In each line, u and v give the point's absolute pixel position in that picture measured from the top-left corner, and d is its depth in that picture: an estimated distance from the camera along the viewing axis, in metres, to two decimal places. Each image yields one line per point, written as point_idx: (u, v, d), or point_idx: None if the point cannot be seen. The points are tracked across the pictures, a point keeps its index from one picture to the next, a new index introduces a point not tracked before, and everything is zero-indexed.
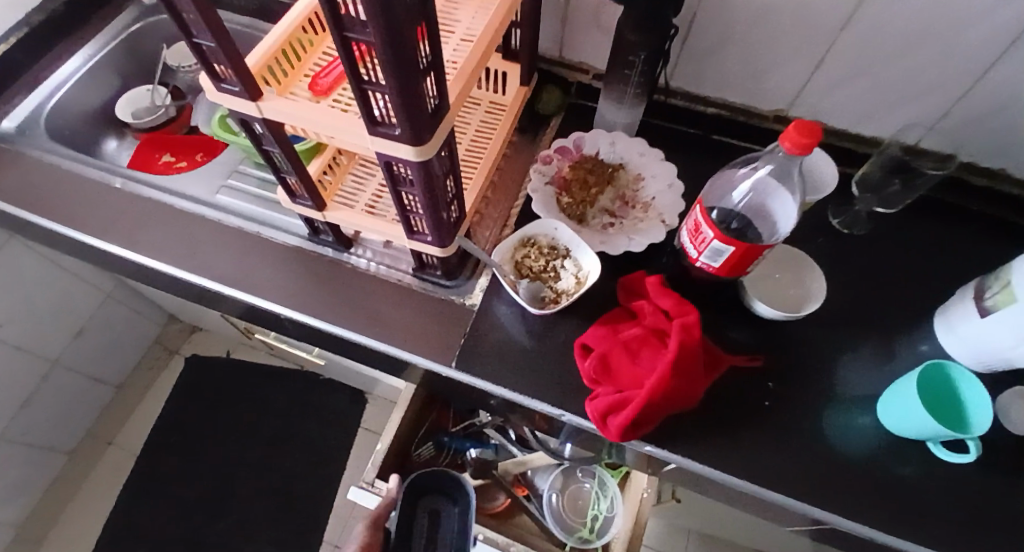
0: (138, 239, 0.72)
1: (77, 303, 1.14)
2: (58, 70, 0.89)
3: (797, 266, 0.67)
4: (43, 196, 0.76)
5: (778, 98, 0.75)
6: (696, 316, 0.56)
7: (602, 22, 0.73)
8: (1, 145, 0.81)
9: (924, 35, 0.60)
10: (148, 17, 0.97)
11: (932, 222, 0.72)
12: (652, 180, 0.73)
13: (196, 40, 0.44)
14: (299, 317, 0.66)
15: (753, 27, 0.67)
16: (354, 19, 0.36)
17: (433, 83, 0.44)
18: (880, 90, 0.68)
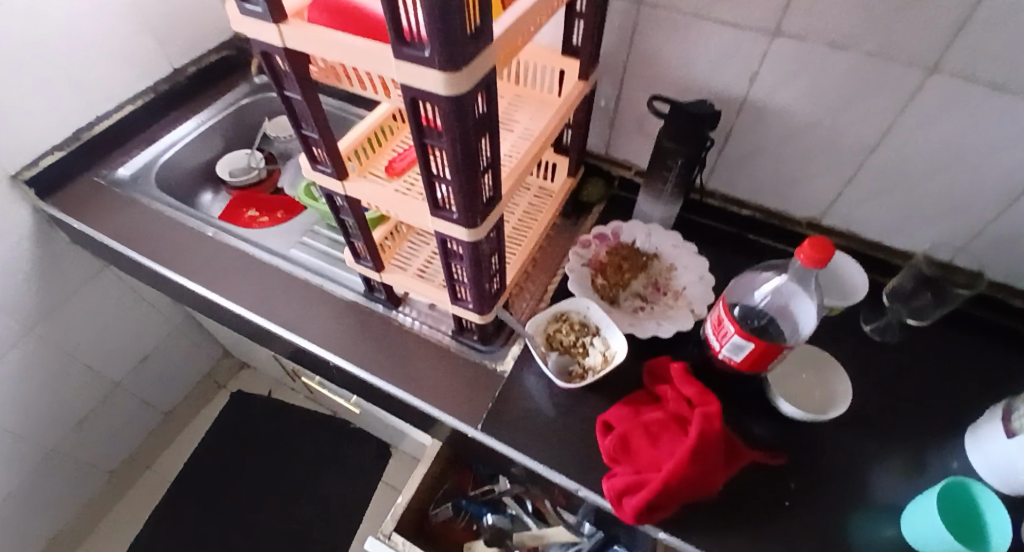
0: (218, 281, 0.82)
1: (150, 330, 1.25)
2: (176, 131, 1.05)
3: (824, 367, 0.68)
4: (147, 236, 0.88)
5: (811, 206, 0.79)
6: (717, 407, 0.59)
7: (646, 126, 0.82)
8: (118, 190, 0.94)
9: (950, 160, 0.65)
10: (256, 94, 1.14)
11: (967, 338, 0.73)
12: (684, 270, 0.78)
13: (303, 131, 0.54)
14: (345, 365, 0.72)
15: (786, 140, 0.73)
16: (432, 129, 0.44)
17: (490, 179, 0.52)
18: (909, 206, 0.72)
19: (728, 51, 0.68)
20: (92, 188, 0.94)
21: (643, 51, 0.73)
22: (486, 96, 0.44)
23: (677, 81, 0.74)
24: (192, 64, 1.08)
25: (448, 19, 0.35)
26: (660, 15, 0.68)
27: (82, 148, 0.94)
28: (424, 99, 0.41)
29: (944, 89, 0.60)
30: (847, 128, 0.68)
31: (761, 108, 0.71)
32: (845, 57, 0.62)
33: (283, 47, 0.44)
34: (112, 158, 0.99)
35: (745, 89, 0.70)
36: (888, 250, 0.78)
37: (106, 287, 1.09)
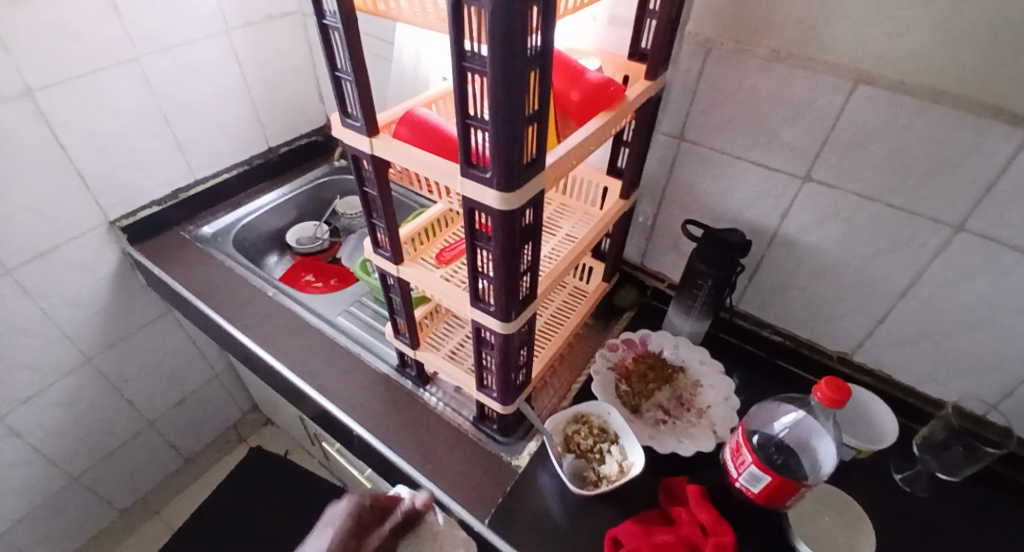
0: (268, 339, 0.89)
1: (192, 374, 1.31)
2: (258, 199, 1.18)
3: (848, 513, 0.65)
4: (214, 288, 0.97)
5: (840, 341, 0.80)
6: (730, 539, 0.58)
7: (681, 246, 0.87)
8: (199, 245, 1.06)
9: (979, 316, 0.66)
10: (334, 175, 1.28)
11: (1007, 504, 0.69)
12: (709, 388, 0.78)
13: (373, 219, 0.62)
14: (366, 436, 0.75)
15: (816, 276, 0.76)
16: (484, 234, 0.51)
17: (529, 279, 0.57)
18: (940, 356, 0.72)
19: (761, 189, 0.73)
20: (177, 241, 1.06)
21: (682, 181, 0.80)
22: (534, 212, 0.50)
23: (712, 210, 0.80)
24: (285, 144, 1.23)
25: (509, 152, 0.42)
26: (700, 151, 0.76)
27: (177, 205, 1.07)
28: (480, 210, 0.48)
29: (970, 248, 0.62)
30: (876, 272, 0.71)
31: (791, 242, 0.76)
32: (873, 208, 0.66)
33: (371, 153, 0.53)
34: (200, 216, 1.12)
35: (775, 225, 0.75)
36: (924, 397, 0.76)
37: (165, 328, 1.18)
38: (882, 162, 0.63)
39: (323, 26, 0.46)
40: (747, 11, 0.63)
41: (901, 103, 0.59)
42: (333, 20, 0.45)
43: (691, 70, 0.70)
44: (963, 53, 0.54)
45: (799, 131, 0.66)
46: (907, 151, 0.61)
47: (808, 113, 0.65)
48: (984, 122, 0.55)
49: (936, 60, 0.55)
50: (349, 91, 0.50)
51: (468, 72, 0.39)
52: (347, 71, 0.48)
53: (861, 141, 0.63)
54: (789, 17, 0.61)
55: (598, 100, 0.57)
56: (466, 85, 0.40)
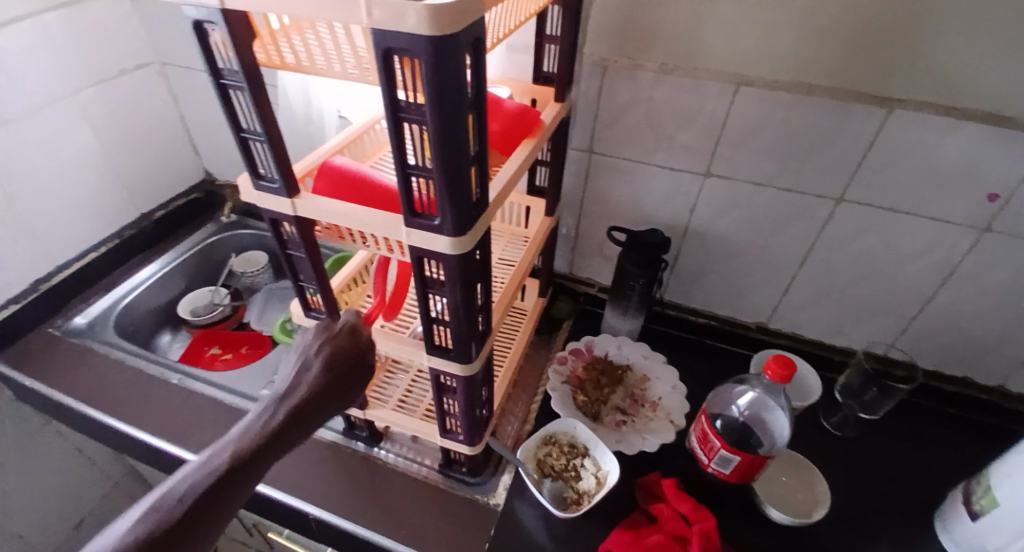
0: (189, 434, 0.78)
1: (86, 494, 1.10)
2: (136, 275, 1.03)
3: (801, 470, 0.72)
4: (106, 388, 0.83)
5: (758, 313, 0.88)
6: (713, 522, 0.61)
7: (605, 251, 0.90)
8: (72, 340, 0.90)
9: (866, 271, 0.76)
10: (223, 232, 1.16)
11: (914, 426, 0.80)
12: (657, 380, 0.82)
13: (301, 282, 0.57)
14: (328, 516, 0.68)
15: (730, 260, 0.83)
16: (436, 281, 0.48)
17: (484, 316, 0.56)
18: (841, 310, 0.82)
19: (671, 188, 0.78)
20: (45, 340, 0.90)
21: (597, 191, 0.83)
22: (483, 250, 0.49)
23: (629, 214, 0.84)
24: (160, 208, 1.10)
25: (457, 198, 0.40)
26: (609, 161, 0.79)
27: (39, 299, 0.91)
28: (430, 257, 0.46)
29: (851, 214, 0.71)
30: (779, 247, 0.78)
31: (705, 233, 0.82)
32: (767, 192, 0.74)
33: (294, 215, 0.48)
34: (69, 307, 0.95)
35: (687, 219, 0.81)
36: (834, 348, 0.86)
37: (50, 445, 0.99)
38: (769, 152, 0.70)
39: (222, 86, 0.41)
40: (634, 29, 0.67)
41: (778, 100, 0.66)
42: (234, 78, 0.40)
43: (591, 87, 0.73)
44: (820, 53, 0.62)
45: (696, 133, 0.72)
46: (789, 139, 0.68)
47: (700, 117, 0.70)
48: (846, 107, 0.63)
49: (799, 60, 0.63)
50: (261, 152, 0.45)
51: (404, 122, 0.37)
52: (257, 131, 0.43)
53: (749, 134, 0.70)
54: (669, 32, 0.66)
55: (517, 129, 0.57)
56: (402, 135, 0.38)
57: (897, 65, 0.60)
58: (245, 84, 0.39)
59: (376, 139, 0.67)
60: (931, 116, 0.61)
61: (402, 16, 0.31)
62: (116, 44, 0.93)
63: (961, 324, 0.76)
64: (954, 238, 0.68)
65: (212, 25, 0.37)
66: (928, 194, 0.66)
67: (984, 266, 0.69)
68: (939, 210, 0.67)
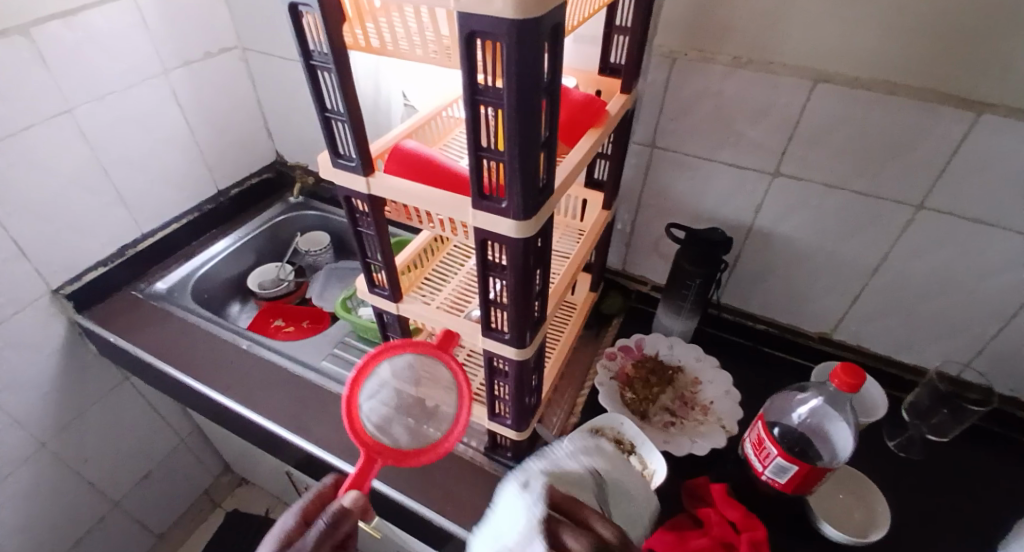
0: (253, 397, 0.83)
1: (157, 446, 1.20)
2: (211, 248, 1.11)
3: (860, 489, 0.69)
4: (181, 349, 0.90)
5: (820, 323, 0.84)
6: (764, 532, 0.59)
7: (661, 249, 0.89)
8: (152, 303, 0.98)
9: (944, 285, 0.71)
10: (290, 212, 1.22)
11: (989, 456, 0.75)
12: (709, 384, 0.80)
13: (368, 258, 0.59)
14: (377, 485, 0.71)
15: (793, 266, 0.80)
16: (498, 264, 0.50)
17: (540, 302, 0.57)
18: (912, 325, 0.77)
19: (734, 187, 0.76)
20: (129, 302, 0.98)
21: (657, 187, 0.82)
22: (544, 236, 0.50)
23: (689, 212, 0.82)
24: (235, 185, 1.17)
25: (525, 182, 0.41)
26: (672, 156, 0.78)
27: (126, 263, 0.99)
28: (494, 240, 0.47)
29: (932, 223, 0.67)
30: (848, 254, 0.75)
31: (767, 235, 0.79)
32: (840, 196, 0.71)
33: (367, 192, 0.50)
34: (150, 272, 1.03)
35: (750, 219, 0.79)
36: (902, 365, 0.82)
37: (129, 398, 1.08)
38: (844, 153, 0.67)
39: (310, 67, 0.43)
40: (706, 21, 0.66)
41: (858, 98, 0.63)
42: (323, 60, 0.42)
43: (658, 80, 0.73)
44: (906, 49, 0.58)
45: (766, 130, 0.70)
46: (867, 140, 0.65)
47: (770, 114, 0.68)
48: (934, 107, 0.60)
49: (884, 56, 0.60)
50: (341, 132, 0.47)
51: (480, 105, 0.38)
52: (340, 111, 0.45)
53: (823, 134, 0.67)
54: (743, 24, 0.64)
55: (584, 118, 0.57)
56: (479, 118, 0.39)
57: (995, 64, 0.56)
58: (332, 65, 0.42)
59: (443, 124, 0.68)
60: None
61: None
62: (204, 28, 0.99)
63: None
64: None
65: (306, 9, 0.39)
66: (1022, 204, 0.62)
67: None
68: None
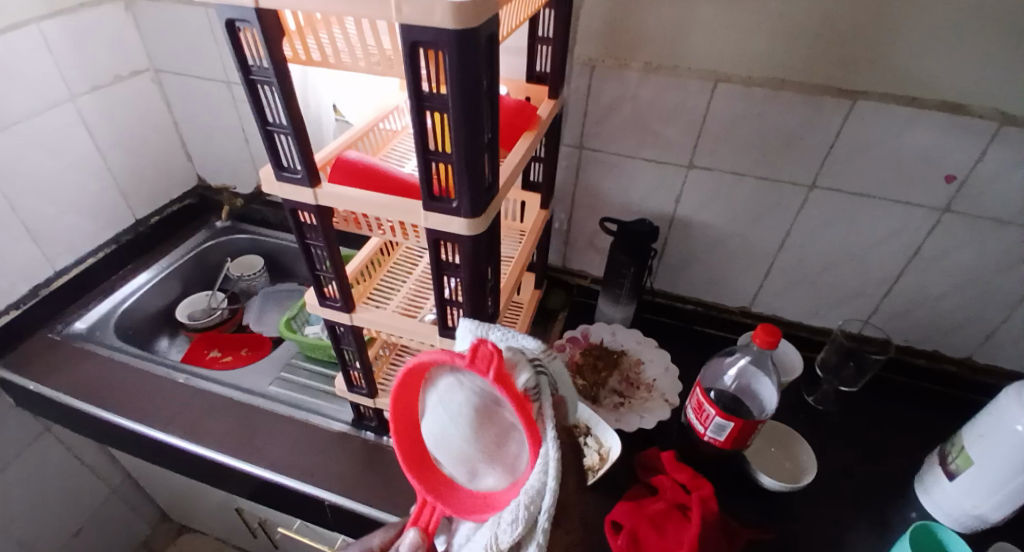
0: (198, 429, 0.79)
1: (85, 500, 1.10)
2: (132, 280, 1.04)
3: (788, 441, 0.77)
4: (111, 388, 0.84)
5: (742, 299, 0.93)
6: (710, 489, 0.64)
7: (596, 244, 0.95)
8: (71, 344, 0.91)
9: (840, 255, 0.82)
10: (218, 238, 1.17)
11: (890, 400, 0.86)
12: (650, 363, 0.86)
13: (317, 271, 0.59)
14: (342, 501, 0.70)
15: (714, 249, 0.88)
16: (451, 263, 0.52)
17: (493, 298, 0.59)
18: (818, 293, 0.87)
19: (658, 181, 0.83)
20: (44, 344, 0.90)
21: (588, 185, 0.88)
22: (493, 233, 0.53)
23: (618, 207, 0.89)
24: (155, 213, 1.11)
25: (473, 181, 0.44)
26: (599, 156, 0.84)
27: (40, 303, 0.91)
28: (446, 240, 0.49)
29: (825, 201, 0.77)
30: (760, 234, 0.84)
31: (689, 223, 0.87)
32: (748, 182, 0.79)
33: (315, 203, 0.51)
34: (67, 312, 0.96)
35: (673, 210, 0.86)
36: (812, 328, 0.92)
37: (50, 451, 0.99)
38: (748, 144, 0.75)
39: (250, 82, 0.44)
40: (620, 32, 0.72)
41: (755, 95, 0.71)
42: (263, 74, 0.43)
43: (580, 86, 0.78)
44: (791, 51, 0.67)
45: (680, 127, 0.77)
46: (766, 131, 0.74)
47: (684, 112, 0.75)
48: (817, 100, 0.69)
49: (773, 57, 0.68)
50: (285, 144, 0.48)
51: (427, 110, 0.41)
52: (283, 124, 0.46)
53: (729, 128, 0.75)
54: (653, 34, 0.71)
55: (517, 122, 0.61)
56: (425, 123, 0.42)
57: (860, 62, 0.66)
58: (274, 79, 0.42)
59: (380, 136, 0.70)
60: (893, 108, 0.67)
61: (431, 11, 0.35)
62: (112, 51, 0.94)
63: (927, 303, 0.82)
64: (918, 220, 0.74)
65: (245, 24, 0.40)
66: (893, 180, 0.72)
67: (946, 245, 0.75)
68: (903, 194, 0.73)
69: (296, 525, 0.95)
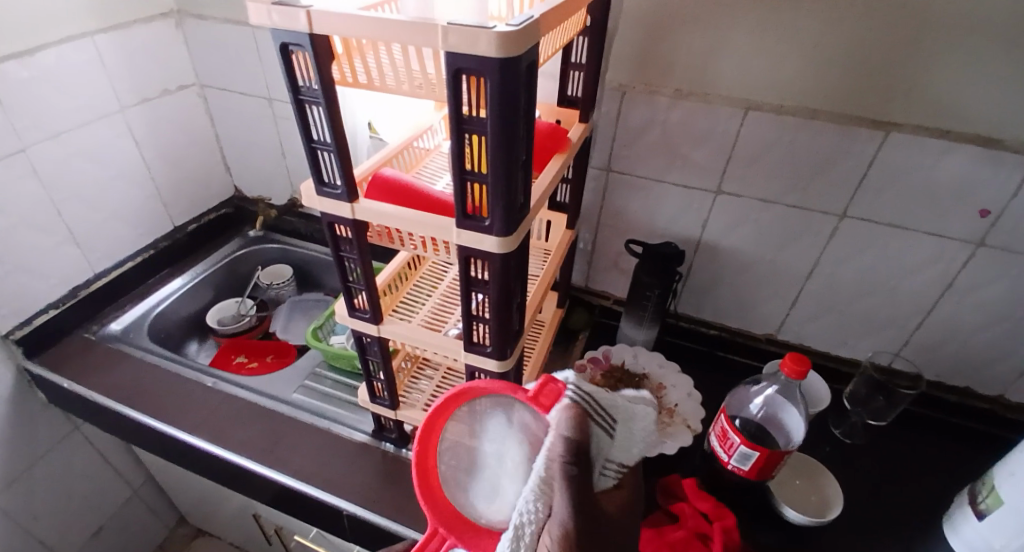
0: (223, 433, 0.81)
1: (107, 499, 1.12)
2: (167, 286, 1.08)
3: (814, 474, 0.75)
4: (142, 390, 0.87)
5: (767, 326, 0.92)
6: (733, 520, 0.63)
7: (621, 265, 0.95)
8: (106, 344, 0.94)
9: (870, 285, 0.80)
10: (250, 246, 1.20)
11: (920, 436, 0.83)
12: (673, 388, 0.85)
13: (349, 283, 0.61)
14: (359, 511, 0.70)
15: (740, 275, 0.88)
16: (480, 280, 0.53)
17: (519, 316, 0.60)
18: (846, 324, 0.86)
19: (685, 205, 0.84)
20: (80, 344, 0.93)
21: (614, 208, 0.89)
22: (523, 252, 0.54)
23: (644, 230, 0.89)
24: (192, 221, 1.15)
25: (506, 201, 0.45)
26: (626, 179, 0.85)
27: (79, 304, 0.95)
28: (477, 257, 0.50)
29: (855, 230, 0.76)
30: (787, 262, 0.83)
31: (715, 248, 0.87)
32: (776, 209, 0.79)
33: (352, 218, 0.53)
34: (103, 313, 0.99)
35: (699, 234, 0.86)
36: (840, 359, 0.90)
37: (78, 448, 1.02)
38: (777, 172, 0.76)
39: (299, 102, 0.46)
40: (651, 59, 0.74)
41: (785, 123, 0.71)
42: (312, 95, 0.45)
43: (611, 110, 0.79)
44: (822, 82, 0.68)
45: (709, 152, 0.77)
46: (796, 159, 0.74)
47: (713, 138, 0.76)
48: (849, 130, 0.69)
49: (804, 87, 0.69)
50: (327, 161, 0.50)
51: (466, 132, 0.42)
52: (327, 141, 0.48)
53: (758, 156, 0.75)
54: (683, 61, 0.72)
55: (549, 144, 0.62)
56: (463, 144, 0.43)
57: (893, 93, 0.66)
58: (322, 100, 0.45)
59: (414, 153, 0.72)
60: (927, 139, 0.66)
61: (475, 40, 0.36)
62: (162, 66, 0.99)
63: (961, 337, 0.80)
64: (952, 253, 0.73)
65: (298, 48, 0.43)
66: (927, 211, 0.71)
67: (981, 279, 0.74)
68: (936, 225, 0.72)
69: (312, 534, 0.96)
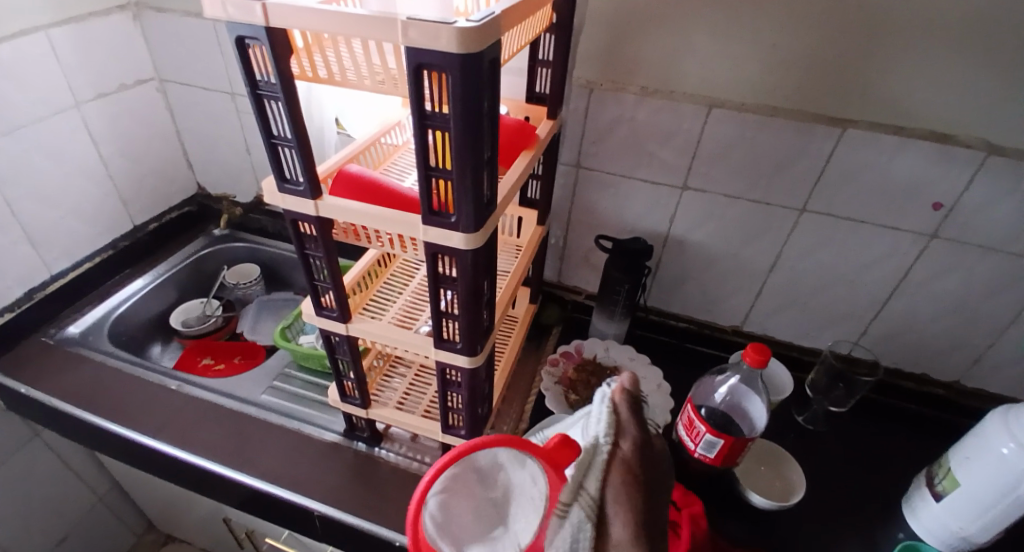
0: (189, 437, 0.78)
1: (70, 506, 1.09)
2: (128, 286, 1.04)
3: (776, 460, 0.77)
4: (104, 394, 0.84)
5: (733, 318, 0.94)
6: (700, 507, 0.65)
7: (592, 261, 0.96)
8: (64, 348, 0.90)
9: (830, 278, 0.83)
10: (215, 245, 1.17)
11: (877, 422, 0.87)
12: (643, 380, 0.87)
13: (316, 281, 0.60)
14: (331, 512, 0.69)
15: (707, 269, 0.90)
16: (448, 276, 0.53)
17: (488, 312, 0.60)
18: (808, 315, 0.89)
19: (652, 201, 0.85)
20: (38, 348, 0.90)
21: (584, 203, 0.89)
22: (491, 248, 0.54)
23: (614, 224, 0.90)
24: (153, 220, 1.11)
25: (473, 196, 0.45)
26: (595, 175, 0.86)
27: (34, 307, 0.91)
28: (444, 253, 0.50)
29: (815, 224, 0.79)
30: (750, 256, 0.85)
31: (682, 243, 0.88)
32: (740, 204, 0.80)
33: (316, 215, 0.52)
34: (61, 316, 0.95)
35: (667, 229, 0.87)
36: (803, 348, 0.93)
37: (38, 456, 0.98)
38: (741, 168, 0.77)
39: (258, 96, 0.45)
40: (619, 56, 0.74)
41: (748, 120, 0.73)
42: (270, 89, 0.44)
43: (579, 107, 0.80)
44: (784, 80, 0.69)
45: (675, 149, 0.79)
46: (759, 156, 0.75)
47: (679, 135, 0.77)
48: (808, 127, 0.71)
49: (765, 85, 0.70)
50: (288, 157, 0.49)
51: (429, 128, 0.42)
52: (287, 138, 0.47)
53: (722, 153, 0.77)
54: (650, 59, 0.73)
55: (516, 140, 0.62)
56: (427, 139, 0.43)
57: (849, 91, 0.68)
58: (280, 95, 0.44)
59: (382, 149, 0.71)
60: (881, 135, 0.69)
61: (435, 35, 0.36)
62: (118, 60, 0.95)
63: (915, 326, 0.83)
64: (906, 245, 0.76)
65: (254, 41, 0.42)
66: (883, 205, 0.74)
67: (933, 270, 0.77)
68: (892, 219, 0.75)
69: (283, 536, 0.94)
